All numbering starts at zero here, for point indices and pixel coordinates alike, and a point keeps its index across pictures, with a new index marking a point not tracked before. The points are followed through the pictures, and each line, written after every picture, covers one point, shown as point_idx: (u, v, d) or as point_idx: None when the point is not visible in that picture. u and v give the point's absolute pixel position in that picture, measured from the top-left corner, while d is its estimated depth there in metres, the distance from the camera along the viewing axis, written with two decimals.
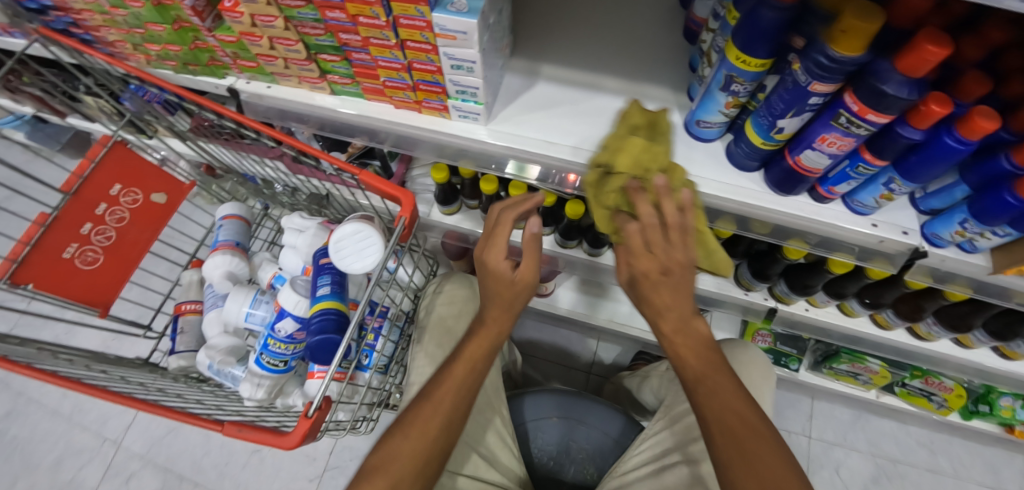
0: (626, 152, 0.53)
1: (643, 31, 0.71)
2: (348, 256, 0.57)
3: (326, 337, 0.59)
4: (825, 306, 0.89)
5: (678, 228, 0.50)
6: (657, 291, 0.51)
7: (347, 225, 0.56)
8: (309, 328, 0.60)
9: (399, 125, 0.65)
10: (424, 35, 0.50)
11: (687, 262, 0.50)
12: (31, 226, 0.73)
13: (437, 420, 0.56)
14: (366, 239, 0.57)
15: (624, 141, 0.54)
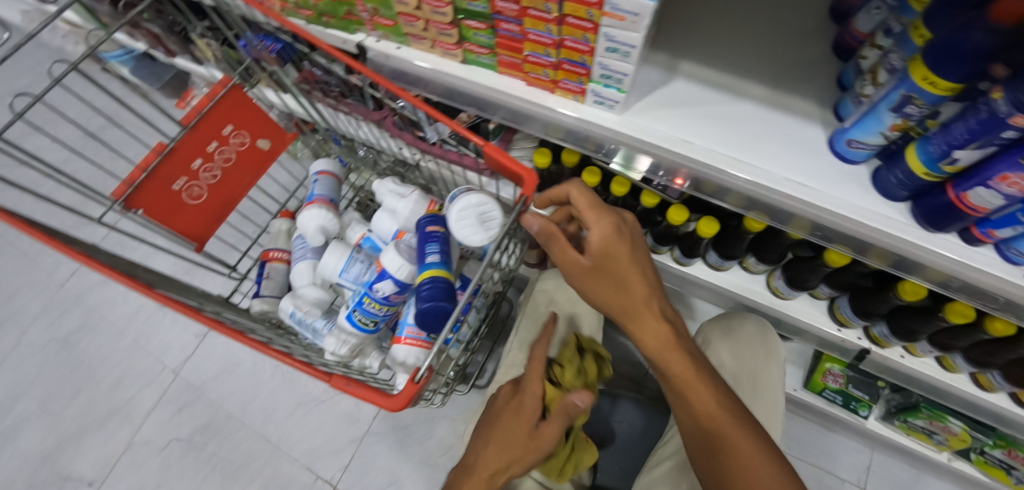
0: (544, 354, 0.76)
1: (790, 40, 0.67)
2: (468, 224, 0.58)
3: (435, 304, 0.59)
4: (923, 356, 0.83)
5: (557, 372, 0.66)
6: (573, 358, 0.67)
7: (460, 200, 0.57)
8: (418, 294, 0.59)
9: (527, 102, 0.63)
10: (590, 13, 0.48)
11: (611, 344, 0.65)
12: (149, 154, 0.75)
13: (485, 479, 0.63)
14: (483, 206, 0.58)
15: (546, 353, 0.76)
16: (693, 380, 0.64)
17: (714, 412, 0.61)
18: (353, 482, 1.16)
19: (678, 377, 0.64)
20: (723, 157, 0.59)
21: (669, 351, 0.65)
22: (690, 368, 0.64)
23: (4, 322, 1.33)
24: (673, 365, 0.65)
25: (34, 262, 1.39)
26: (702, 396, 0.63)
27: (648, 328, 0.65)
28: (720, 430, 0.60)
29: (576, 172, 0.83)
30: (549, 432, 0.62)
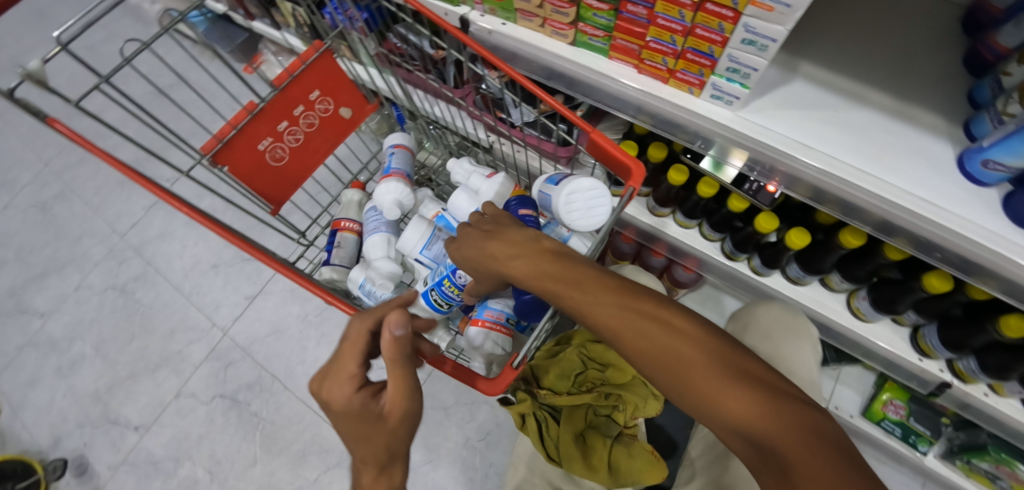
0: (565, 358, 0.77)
1: (918, 50, 0.64)
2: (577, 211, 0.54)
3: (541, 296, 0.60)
4: (1009, 397, 0.77)
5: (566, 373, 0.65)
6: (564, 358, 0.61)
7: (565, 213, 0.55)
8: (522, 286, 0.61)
9: (635, 90, 0.61)
10: (736, 0, 0.46)
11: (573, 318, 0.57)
12: (240, 112, 0.75)
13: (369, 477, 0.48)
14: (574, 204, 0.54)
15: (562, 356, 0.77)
16: (684, 351, 0.45)
17: (734, 399, 0.42)
18: None
19: (651, 346, 0.45)
20: (842, 165, 0.56)
21: (611, 317, 0.47)
22: (666, 339, 0.45)
23: (68, 265, 1.37)
24: (634, 337, 0.46)
25: (98, 210, 1.43)
26: (700, 368, 0.44)
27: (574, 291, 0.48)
28: (727, 409, 0.42)
29: (659, 169, 0.82)
30: (396, 398, 0.47)
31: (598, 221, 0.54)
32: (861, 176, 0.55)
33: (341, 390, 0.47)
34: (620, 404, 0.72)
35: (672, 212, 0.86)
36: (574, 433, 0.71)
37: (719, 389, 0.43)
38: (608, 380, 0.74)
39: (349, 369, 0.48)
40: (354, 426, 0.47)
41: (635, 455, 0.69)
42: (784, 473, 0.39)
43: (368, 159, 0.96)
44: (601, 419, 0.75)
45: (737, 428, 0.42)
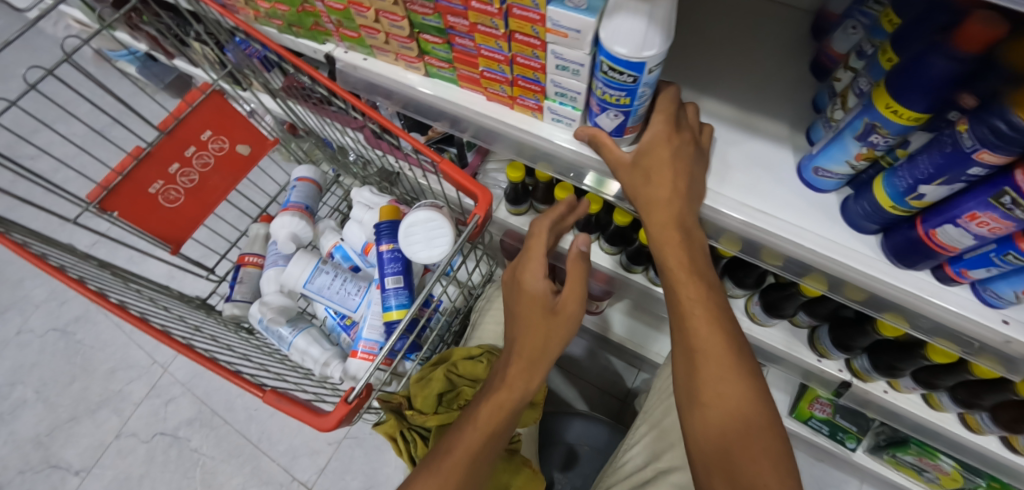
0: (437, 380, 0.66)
1: (767, 64, 0.65)
2: (418, 249, 0.59)
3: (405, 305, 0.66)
4: (908, 392, 0.79)
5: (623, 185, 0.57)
6: (631, 177, 0.54)
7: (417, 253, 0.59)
8: (385, 301, 0.66)
9: (486, 118, 0.62)
10: (536, 30, 0.47)
11: (669, 156, 0.53)
12: (126, 158, 0.76)
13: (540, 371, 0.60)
14: (412, 239, 0.59)
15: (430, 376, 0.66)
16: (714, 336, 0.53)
17: (721, 396, 0.51)
18: (329, 485, 1.16)
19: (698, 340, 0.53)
20: (715, 195, 0.57)
21: (683, 283, 0.55)
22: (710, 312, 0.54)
23: (8, 309, 1.36)
24: (695, 322, 0.54)
25: None
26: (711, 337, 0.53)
27: (668, 245, 0.55)
28: (733, 424, 0.49)
29: (549, 188, 0.83)
30: (570, 301, 0.61)
31: (438, 234, 0.59)
32: (740, 207, 0.56)
33: (532, 276, 0.62)
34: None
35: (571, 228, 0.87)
36: None
37: (710, 381, 0.51)
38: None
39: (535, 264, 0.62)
40: (529, 309, 0.61)
41: (512, 471, 0.68)
42: (726, 438, 0.49)
43: (276, 193, 0.97)
44: None
45: (709, 414, 0.51)
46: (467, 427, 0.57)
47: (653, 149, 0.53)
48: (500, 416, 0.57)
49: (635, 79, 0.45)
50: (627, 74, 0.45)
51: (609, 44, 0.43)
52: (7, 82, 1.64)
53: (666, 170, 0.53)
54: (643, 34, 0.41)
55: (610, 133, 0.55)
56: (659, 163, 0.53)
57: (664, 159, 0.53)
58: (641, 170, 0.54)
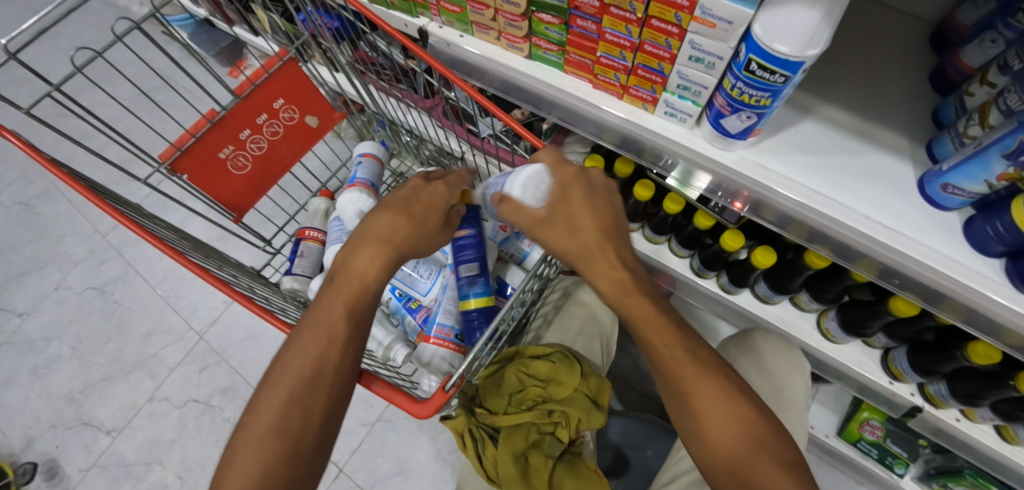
0: (504, 380, 0.60)
1: (884, 72, 0.62)
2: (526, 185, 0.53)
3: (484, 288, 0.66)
4: (981, 423, 0.77)
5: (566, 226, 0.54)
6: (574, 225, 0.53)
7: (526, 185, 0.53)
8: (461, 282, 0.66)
9: (588, 105, 0.60)
10: (679, 16, 0.44)
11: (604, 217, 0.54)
12: (200, 120, 0.74)
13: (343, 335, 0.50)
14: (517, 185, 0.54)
15: (503, 372, 0.61)
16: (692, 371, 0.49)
17: (730, 433, 0.46)
18: (360, 467, 1.15)
19: (679, 372, 0.48)
20: (828, 200, 0.54)
21: (651, 330, 0.50)
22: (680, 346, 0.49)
23: (47, 264, 1.36)
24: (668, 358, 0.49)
25: (81, 210, 1.40)
26: (694, 365, 0.49)
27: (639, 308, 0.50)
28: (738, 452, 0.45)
29: (627, 183, 0.81)
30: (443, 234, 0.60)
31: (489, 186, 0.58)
32: (859, 216, 0.54)
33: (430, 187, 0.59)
34: (563, 420, 0.58)
35: (642, 226, 0.85)
36: (514, 455, 0.55)
37: (714, 404, 0.47)
38: (551, 397, 0.59)
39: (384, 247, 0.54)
40: (353, 301, 0.52)
41: (578, 479, 0.58)
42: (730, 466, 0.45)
43: (338, 167, 0.96)
44: (542, 437, 0.59)
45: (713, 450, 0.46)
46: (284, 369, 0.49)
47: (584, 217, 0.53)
48: (321, 360, 0.49)
49: (787, 79, 0.43)
50: (779, 73, 0.43)
51: (767, 41, 0.41)
52: (55, 39, 1.63)
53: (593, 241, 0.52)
54: (811, 28, 0.39)
55: (733, 135, 0.52)
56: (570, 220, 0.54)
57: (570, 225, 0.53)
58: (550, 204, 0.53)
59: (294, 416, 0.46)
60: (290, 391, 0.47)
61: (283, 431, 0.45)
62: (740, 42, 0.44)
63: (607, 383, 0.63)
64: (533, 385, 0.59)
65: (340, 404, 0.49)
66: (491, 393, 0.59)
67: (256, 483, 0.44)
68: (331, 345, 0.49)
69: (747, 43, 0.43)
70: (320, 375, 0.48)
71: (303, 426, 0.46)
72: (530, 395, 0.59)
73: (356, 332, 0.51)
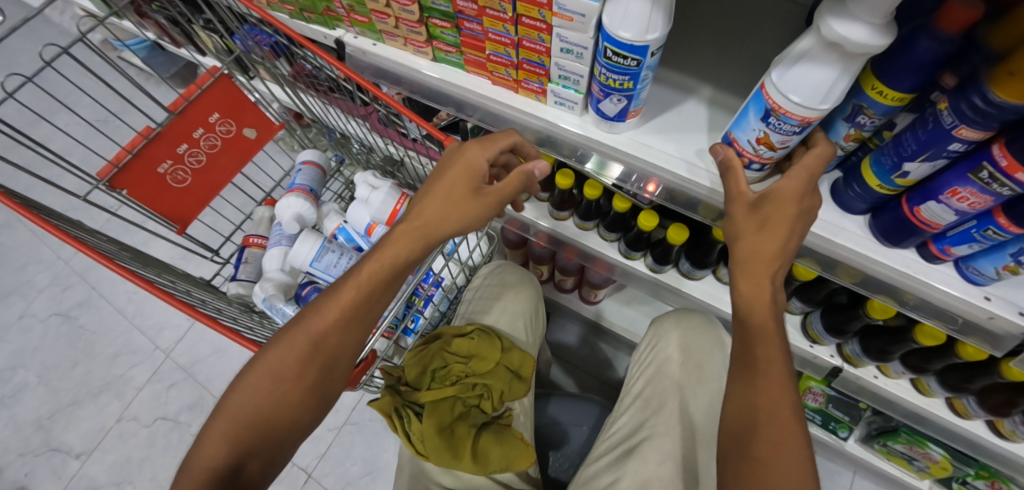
0: (427, 358, 0.63)
1: (764, 55, 0.67)
2: (806, 89, 0.43)
3: None
4: (897, 378, 0.82)
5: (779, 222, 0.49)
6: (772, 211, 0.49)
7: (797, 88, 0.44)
8: None
9: (491, 101, 0.65)
10: (542, 13, 0.49)
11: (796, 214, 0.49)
12: (137, 137, 0.77)
13: (350, 315, 0.56)
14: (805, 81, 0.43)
15: (424, 350, 0.63)
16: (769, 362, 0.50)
17: (772, 458, 0.47)
18: (328, 470, 1.17)
19: (760, 380, 0.50)
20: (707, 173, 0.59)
21: (766, 334, 0.50)
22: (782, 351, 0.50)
23: (11, 294, 1.37)
24: (761, 361, 0.50)
25: (43, 238, 1.42)
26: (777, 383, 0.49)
27: (756, 299, 0.50)
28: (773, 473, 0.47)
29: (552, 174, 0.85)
30: (497, 194, 0.56)
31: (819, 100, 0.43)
32: None
33: (477, 152, 0.56)
34: (487, 392, 0.63)
35: (571, 214, 0.89)
36: (439, 427, 0.59)
37: (763, 439, 0.48)
38: (472, 371, 0.63)
39: (418, 233, 0.55)
40: (359, 303, 0.55)
41: (505, 445, 0.62)
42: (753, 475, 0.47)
43: (280, 176, 0.99)
44: (467, 409, 0.63)
45: (757, 468, 0.47)
46: (311, 319, 0.56)
47: (788, 195, 0.49)
48: (328, 332, 0.55)
49: (639, 62, 0.48)
50: (631, 58, 0.47)
51: (614, 29, 0.46)
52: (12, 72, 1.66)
53: (781, 234, 0.49)
54: (643, 13, 0.44)
55: (612, 117, 0.57)
56: (781, 216, 0.49)
57: (787, 217, 0.49)
58: (802, 171, 0.48)
59: (290, 364, 0.55)
60: (291, 347, 0.56)
61: (286, 373, 0.55)
62: (597, 33, 0.49)
63: (530, 357, 0.68)
64: (454, 362, 0.63)
65: (332, 374, 0.57)
66: (412, 373, 0.62)
67: (257, 410, 0.55)
68: (339, 320, 0.55)
69: (601, 33, 0.48)
70: (324, 343, 0.56)
71: (313, 370, 0.55)
72: (452, 372, 0.62)
73: (361, 318, 0.56)
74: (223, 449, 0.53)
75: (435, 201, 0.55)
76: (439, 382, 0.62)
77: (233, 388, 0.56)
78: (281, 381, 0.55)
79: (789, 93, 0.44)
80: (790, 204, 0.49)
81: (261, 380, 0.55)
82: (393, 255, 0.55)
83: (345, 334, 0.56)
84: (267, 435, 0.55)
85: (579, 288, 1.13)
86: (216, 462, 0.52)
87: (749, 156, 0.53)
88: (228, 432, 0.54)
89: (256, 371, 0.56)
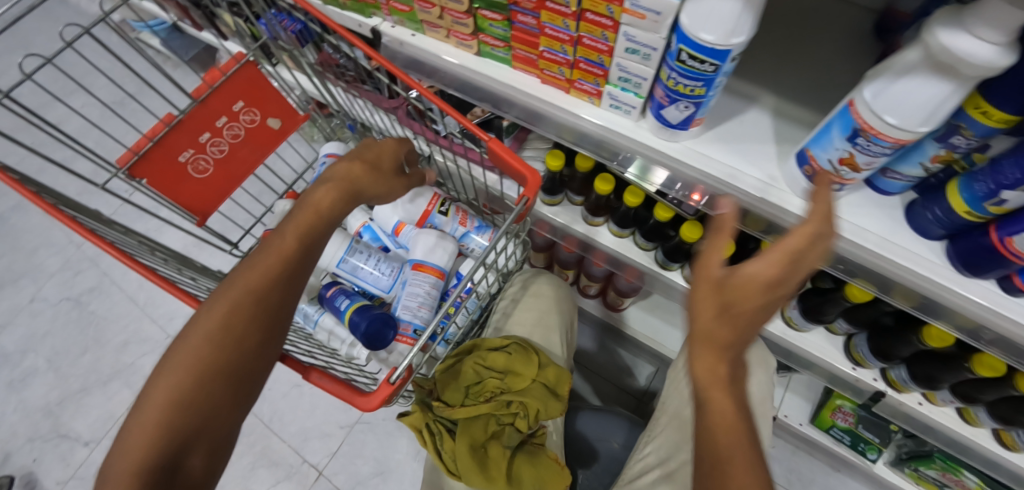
0: (463, 374, 0.60)
1: (830, 62, 0.62)
2: (903, 111, 0.39)
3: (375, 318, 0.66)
4: (943, 405, 0.78)
5: (746, 312, 0.41)
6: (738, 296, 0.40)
7: (891, 108, 0.40)
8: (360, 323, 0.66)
9: (537, 100, 0.61)
10: (610, 8, 0.45)
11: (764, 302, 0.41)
12: (158, 124, 0.73)
13: (289, 269, 0.54)
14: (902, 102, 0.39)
15: (460, 366, 0.61)
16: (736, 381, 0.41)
17: None
18: (339, 469, 1.14)
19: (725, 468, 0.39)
20: (771, 188, 0.55)
21: (718, 396, 0.41)
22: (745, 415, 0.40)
23: (22, 277, 1.35)
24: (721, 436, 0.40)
25: (55, 221, 1.39)
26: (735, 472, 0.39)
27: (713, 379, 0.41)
28: None
29: (588, 178, 0.81)
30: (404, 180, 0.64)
31: (914, 123, 0.39)
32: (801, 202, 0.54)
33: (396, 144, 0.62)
34: (523, 411, 0.58)
35: (606, 220, 0.85)
36: (472, 447, 0.55)
37: None
38: (507, 387, 0.60)
39: (338, 199, 0.56)
40: (297, 251, 0.54)
41: (540, 469, 0.59)
42: None
43: (302, 169, 0.95)
44: (501, 428, 0.59)
45: None
46: (238, 278, 0.52)
47: (754, 284, 0.40)
48: (267, 288, 0.52)
49: (717, 68, 0.43)
50: (709, 63, 0.43)
51: (694, 30, 0.41)
52: (26, 50, 1.62)
53: (748, 317, 0.41)
54: (732, 15, 0.39)
55: (675, 125, 0.53)
56: (747, 307, 0.41)
57: (746, 308, 0.41)
58: (779, 254, 0.40)
59: (221, 331, 0.50)
60: (220, 313, 0.50)
61: (220, 339, 0.50)
62: (670, 33, 0.44)
63: (567, 373, 0.64)
64: (489, 378, 0.60)
65: (274, 330, 0.53)
66: (446, 388, 0.59)
67: (189, 388, 0.48)
68: (280, 270, 0.53)
69: (676, 34, 0.43)
70: (263, 298, 0.52)
71: (250, 328, 0.51)
72: (487, 387, 0.59)
73: (303, 268, 0.55)
74: (153, 439, 0.46)
75: (355, 176, 0.57)
76: (472, 400, 0.58)
77: (157, 373, 0.49)
78: (220, 347, 0.50)
79: (883, 113, 0.40)
80: (764, 291, 0.40)
81: (198, 351, 0.49)
82: (327, 205, 0.55)
83: (284, 285, 0.53)
84: (206, 416, 0.48)
85: (603, 295, 1.09)
86: (151, 456, 0.45)
87: (828, 175, 0.49)
88: (162, 421, 0.46)
89: (182, 349, 0.49)
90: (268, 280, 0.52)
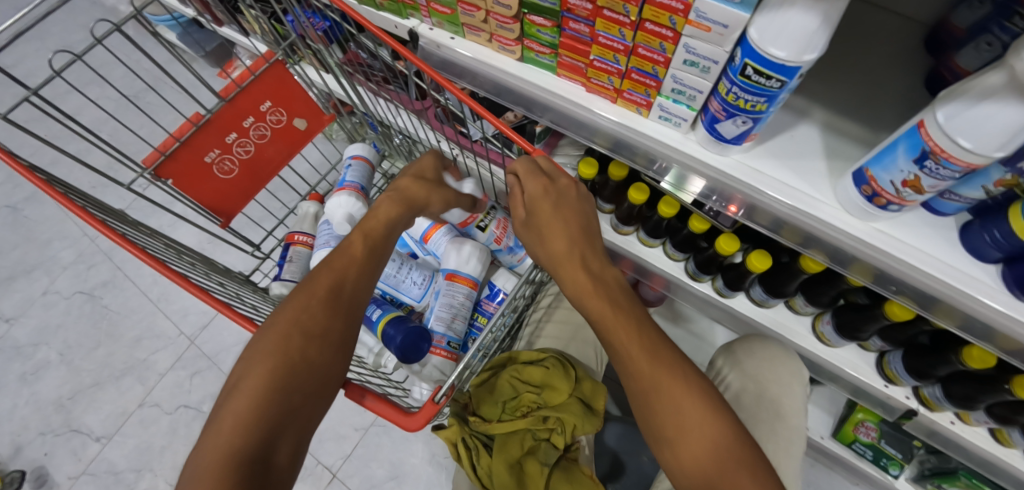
0: (501, 388, 0.60)
1: (882, 76, 0.60)
2: (978, 136, 0.38)
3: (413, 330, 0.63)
4: (976, 425, 0.77)
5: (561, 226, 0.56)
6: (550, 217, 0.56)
7: (967, 132, 0.38)
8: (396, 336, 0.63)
9: (578, 107, 0.60)
10: (673, 19, 0.44)
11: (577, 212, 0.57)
12: (185, 123, 0.72)
13: (362, 265, 0.55)
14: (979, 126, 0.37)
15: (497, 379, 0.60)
16: (663, 375, 0.49)
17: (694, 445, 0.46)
18: (354, 472, 1.14)
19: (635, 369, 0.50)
20: (821, 205, 0.54)
21: (608, 319, 0.52)
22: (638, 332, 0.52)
23: (35, 269, 1.33)
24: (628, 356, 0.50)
25: (68, 213, 1.38)
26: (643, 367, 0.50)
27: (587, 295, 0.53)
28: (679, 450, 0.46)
29: (621, 186, 0.79)
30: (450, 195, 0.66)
31: (988, 148, 0.38)
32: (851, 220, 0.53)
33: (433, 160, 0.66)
34: (559, 427, 0.57)
35: (636, 229, 0.85)
36: (509, 463, 0.55)
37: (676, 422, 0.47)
38: (544, 402, 0.59)
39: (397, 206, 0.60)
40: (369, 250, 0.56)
41: (575, 486, 0.57)
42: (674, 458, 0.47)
43: (327, 170, 0.94)
44: (537, 443, 0.58)
45: (687, 460, 0.46)
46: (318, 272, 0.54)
47: (548, 206, 0.57)
48: (344, 279, 0.53)
49: (783, 84, 0.41)
50: (775, 79, 0.41)
51: (763, 45, 0.39)
52: (42, 39, 1.60)
53: (563, 232, 0.56)
54: (809, 31, 0.37)
55: (729, 139, 0.51)
56: (558, 223, 0.56)
57: (556, 222, 0.56)
58: (538, 182, 0.57)
59: (309, 318, 0.50)
60: (307, 300, 0.51)
61: (309, 324, 0.50)
62: (735, 45, 0.43)
63: (603, 387, 0.62)
64: (524, 392, 0.59)
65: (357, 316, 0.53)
66: (483, 401, 0.59)
67: (279, 366, 0.47)
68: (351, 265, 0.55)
69: (742, 47, 0.42)
70: (341, 287, 0.53)
71: (333, 313, 0.51)
72: (521, 400, 0.58)
73: (375, 261, 0.57)
74: (246, 418, 0.43)
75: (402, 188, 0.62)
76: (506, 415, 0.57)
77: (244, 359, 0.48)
78: (309, 334, 0.49)
79: (956, 137, 0.39)
80: (563, 210, 0.57)
81: (287, 339, 0.49)
82: (387, 214, 0.59)
83: (359, 278, 0.55)
84: (297, 397, 0.47)
85: None
86: (237, 450, 0.42)
87: (888, 196, 0.48)
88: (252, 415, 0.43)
89: (271, 334, 0.49)
90: (347, 275, 0.54)
